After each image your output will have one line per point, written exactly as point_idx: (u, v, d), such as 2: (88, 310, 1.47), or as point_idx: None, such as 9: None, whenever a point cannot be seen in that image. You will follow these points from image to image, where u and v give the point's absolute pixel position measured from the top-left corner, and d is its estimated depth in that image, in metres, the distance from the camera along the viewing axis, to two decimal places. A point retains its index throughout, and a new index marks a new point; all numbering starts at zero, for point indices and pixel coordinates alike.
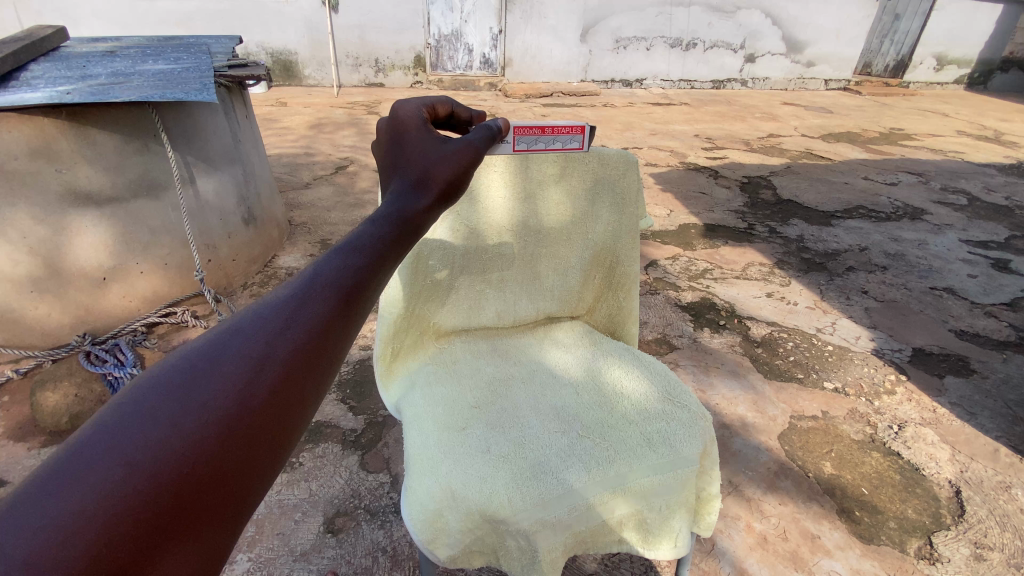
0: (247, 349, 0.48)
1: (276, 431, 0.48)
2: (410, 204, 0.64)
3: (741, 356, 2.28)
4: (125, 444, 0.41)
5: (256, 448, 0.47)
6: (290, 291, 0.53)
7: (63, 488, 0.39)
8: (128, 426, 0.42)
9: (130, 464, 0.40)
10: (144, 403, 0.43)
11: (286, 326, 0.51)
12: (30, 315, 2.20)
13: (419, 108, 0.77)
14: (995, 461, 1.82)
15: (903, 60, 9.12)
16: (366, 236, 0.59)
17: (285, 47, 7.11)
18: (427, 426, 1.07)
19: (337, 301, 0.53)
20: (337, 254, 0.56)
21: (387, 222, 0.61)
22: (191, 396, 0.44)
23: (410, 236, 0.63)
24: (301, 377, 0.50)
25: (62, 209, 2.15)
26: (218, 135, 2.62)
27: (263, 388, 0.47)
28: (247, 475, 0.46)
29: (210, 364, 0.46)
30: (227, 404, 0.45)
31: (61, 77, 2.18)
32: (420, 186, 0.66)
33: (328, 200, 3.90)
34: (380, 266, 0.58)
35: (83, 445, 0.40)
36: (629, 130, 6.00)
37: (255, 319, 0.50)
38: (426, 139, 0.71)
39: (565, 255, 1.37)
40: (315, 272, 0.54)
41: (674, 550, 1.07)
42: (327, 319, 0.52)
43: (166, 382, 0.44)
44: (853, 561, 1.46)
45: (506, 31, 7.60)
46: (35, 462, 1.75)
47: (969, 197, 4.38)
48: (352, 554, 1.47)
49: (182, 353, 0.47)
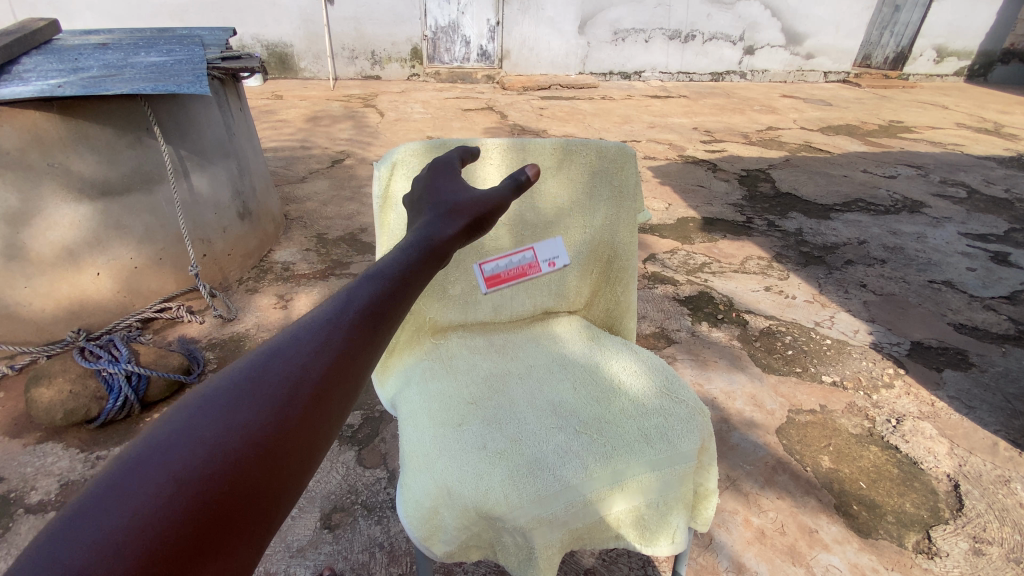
0: (285, 371, 0.48)
1: (307, 452, 0.47)
2: (436, 233, 0.66)
3: (739, 350, 2.27)
4: (172, 462, 0.40)
5: (290, 467, 0.45)
6: (325, 314, 0.53)
7: (115, 502, 0.38)
8: (175, 444, 0.41)
9: (178, 481, 0.40)
10: (190, 424, 0.42)
11: (322, 348, 0.50)
12: (24, 310, 2.17)
13: (452, 160, 0.85)
14: (993, 455, 1.82)
15: (903, 51, 9.08)
16: (395, 262, 0.59)
17: (280, 39, 7.03)
18: (423, 422, 1.06)
19: (369, 325, 0.53)
20: (368, 281, 0.56)
21: (416, 249, 0.62)
22: (234, 415, 0.44)
23: (437, 262, 0.64)
24: (337, 398, 0.49)
25: (54, 201, 2.12)
26: (211, 128, 2.60)
27: (299, 409, 0.46)
28: (276, 492, 0.44)
29: (252, 384, 0.46)
30: (266, 424, 0.44)
31: (51, 70, 2.14)
32: (450, 217, 0.69)
33: (324, 193, 3.87)
34: (412, 290, 0.58)
35: (135, 462, 0.40)
36: (628, 122, 5.97)
37: (292, 342, 0.50)
38: (460, 186, 0.77)
39: (562, 249, 1.36)
40: (349, 296, 0.54)
41: (671, 546, 1.06)
42: (359, 343, 0.52)
43: (210, 403, 0.44)
44: (851, 555, 1.46)
45: (503, 23, 7.55)
46: (29, 459, 1.74)
47: (969, 190, 4.37)
48: (350, 551, 1.46)
49: (229, 374, 0.47)
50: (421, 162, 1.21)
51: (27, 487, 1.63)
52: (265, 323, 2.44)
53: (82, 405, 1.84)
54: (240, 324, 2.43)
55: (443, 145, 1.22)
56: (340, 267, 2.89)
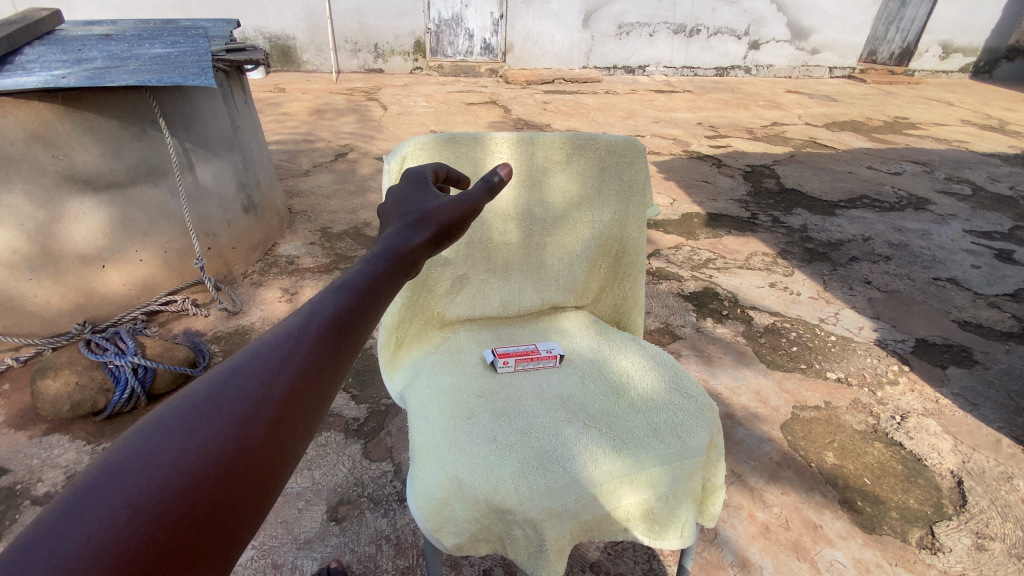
0: (246, 389, 0.49)
1: (267, 470, 0.47)
2: (403, 243, 0.70)
3: (744, 346, 2.27)
4: (128, 488, 0.40)
5: (249, 486, 0.45)
6: (287, 330, 0.55)
7: (72, 528, 0.37)
8: (131, 468, 0.41)
9: (133, 506, 0.39)
10: (149, 446, 0.42)
11: (282, 365, 0.52)
12: (29, 302, 2.16)
13: (423, 175, 0.91)
14: (997, 452, 1.82)
15: (909, 47, 9.03)
16: (362, 274, 0.63)
17: (283, 32, 6.99)
18: (433, 414, 1.07)
19: (331, 338, 0.56)
20: (332, 296, 0.59)
21: (382, 259, 0.66)
22: (192, 435, 0.44)
23: (405, 270, 0.68)
24: (298, 414, 0.50)
25: (60, 195, 2.12)
26: (216, 120, 2.60)
27: (259, 428, 0.47)
28: (241, 509, 0.45)
29: (213, 404, 0.46)
30: (227, 444, 0.45)
31: (56, 60, 2.14)
32: (417, 226, 0.74)
33: (327, 187, 3.87)
34: (376, 301, 0.62)
35: (91, 486, 0.39)
36: (632, 117, 5.95)
37: (253, 358, 0.51)
38: (428, 198, 0.82)
39: (570, 244, 1.36)
40: (312, 311, 0.57)
41: (681, 540, 1.06)
42: (321, 358, 0.54)
43: (168, 423, 0.44)
44: (855, 550, 1.47)
45: (507, 16, 7.52)
46: (36, 451, 1.75)
47: (973, 187, 4.36)
48: (356, 543, 1.47)
49: (186, 395, 0.47)
50: (430, 155, 1.21)
51: (34, 478, 1.64)
52: (271, 316, 2.44)
53: (88, 398, 1.85)
54: (246, 317, 2.44)
55: (453, 139, 1.22)
56: (345, 261, 2.89)
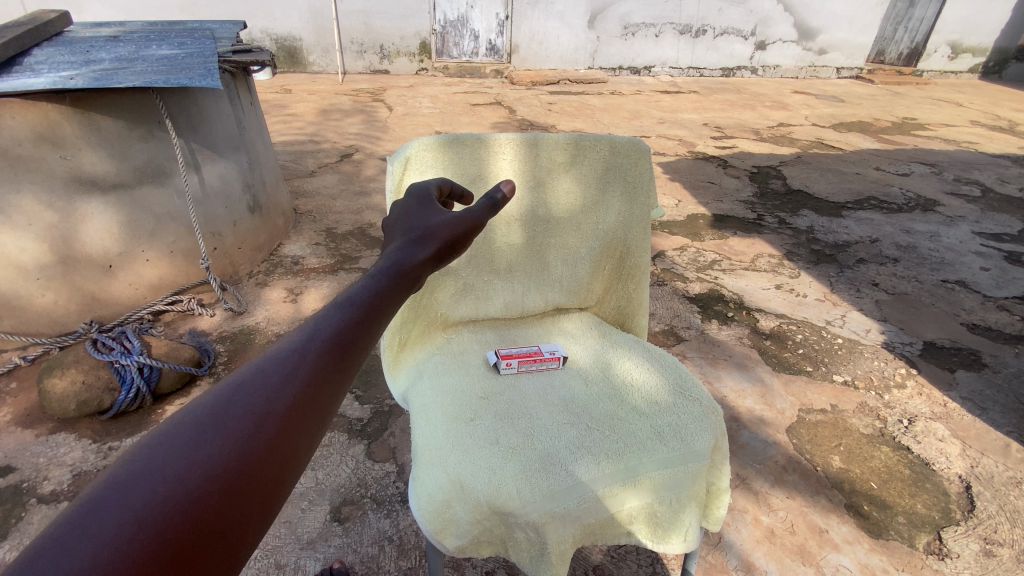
0: (250, 405, 0.48)
1: (269, 483, 0.47)
2: (407, 257, 0.70)
3: (749, 349, 2.26)
4: (132, 502, 0.40)
5: (251, 499, 0.45)
6: (292, 344, 0.55)
7: (76, 544, 0.37)
8: (137, 483, 0.41)
9: (139, 520, 0.39)
10: (154, 460, 0.42)
11: (286, 381, 0.52)
12: (37, 302, 2.19)
13: (429, 189, 0.90)
14: (1006, 456, 1.80)
15: (917, 47, 8.96)
16: (366, 289, 0.63)
17: (289, 33, 7.02)
18: (436, 417, 1.06)
19: (336, 353, 0.56)
20: (336, 311, 0.59)
21: (387, 275, 0.66)
22: (197, 450, 0.44)
23: (407, 286, 0.68)
24: (300, 430, 0.50)
25: (68, 195, 2.14)
26: (222, 121, 2.61)
27: (261, 442, 0.47)
28: (243, 521, 0.44)
29: (216, 419, 0.46)
30: (229, 459, 0.45)
31: (64, 62, 2.15)
32: (421, 242, 0.74)
33: (332, 187, 3.88)
34: (379, 316, 0.62)
35: (97, 502, 0.39)
36: (637, 117, 5.93)
37: (256, 374, 0.51)
38: (433, 211, 0.82)
39: (574, 245, 1.36)
40: (317, 326, 0.57)
41: (684, 545, 1.05)
42: (324, 371, 0.54)
43: (173, 438, 0.44)
44: (862, 555, 1.45)
45: (512, 17, 7.53)
46: (41, 449, 1.76)
47: (983, 189, 4.31)
48: (359, 543, 1.47)
49: (190, 408, 0.47)
50: (433, 158, 1.21)
51: (40, 477, 1.65)
52: (276, 317, 2.45)
53: (94, 397, 1.86)
54: (251, 318, 2.44)
55: (456, 140, 1.22)
56: (350, 262, 2.89)
